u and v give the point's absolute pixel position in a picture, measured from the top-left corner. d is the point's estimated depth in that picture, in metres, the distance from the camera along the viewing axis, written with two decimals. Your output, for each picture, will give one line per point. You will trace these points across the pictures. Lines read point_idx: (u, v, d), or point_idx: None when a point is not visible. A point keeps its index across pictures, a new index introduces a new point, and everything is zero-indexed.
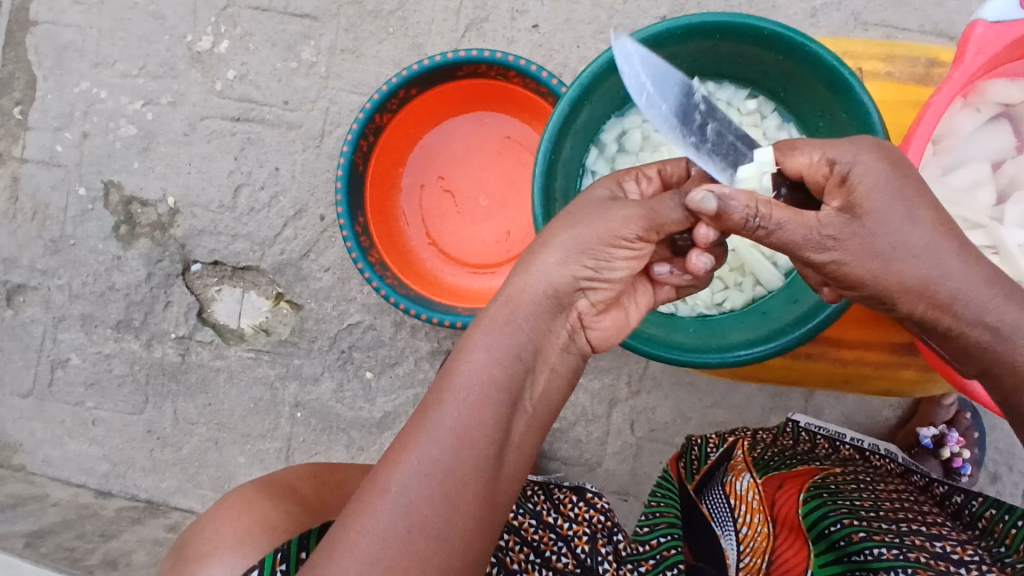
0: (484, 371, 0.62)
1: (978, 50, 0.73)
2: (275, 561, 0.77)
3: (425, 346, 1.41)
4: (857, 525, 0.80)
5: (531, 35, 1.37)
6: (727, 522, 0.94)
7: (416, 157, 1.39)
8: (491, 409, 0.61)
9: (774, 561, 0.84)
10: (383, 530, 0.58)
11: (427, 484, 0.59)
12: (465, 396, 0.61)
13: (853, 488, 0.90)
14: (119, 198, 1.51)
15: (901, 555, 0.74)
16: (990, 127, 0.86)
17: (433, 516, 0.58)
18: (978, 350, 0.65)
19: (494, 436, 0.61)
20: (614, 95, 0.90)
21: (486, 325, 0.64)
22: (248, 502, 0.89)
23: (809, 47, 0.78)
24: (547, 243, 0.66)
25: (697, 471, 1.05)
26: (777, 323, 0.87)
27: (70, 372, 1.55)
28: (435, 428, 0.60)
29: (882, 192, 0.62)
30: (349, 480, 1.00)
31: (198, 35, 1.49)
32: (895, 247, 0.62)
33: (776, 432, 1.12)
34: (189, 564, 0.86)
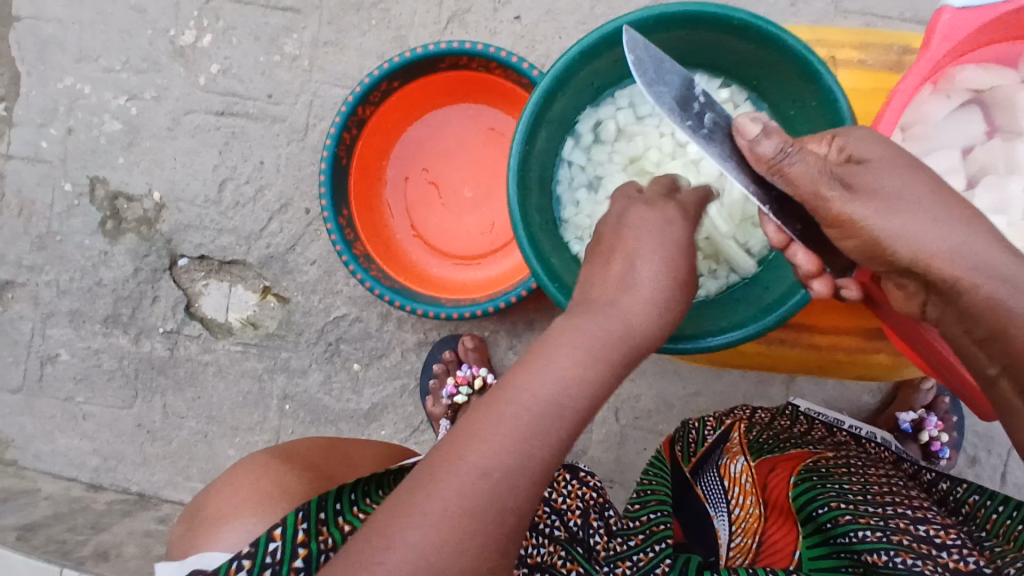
0: (584, 374, 0.61)
1: (945, 36, 0.74)
2: (297, 519, 0.75)
3: (412, 337, 1.43)
4: (844, 508, 0.81)
5: (513, 26, 1.38)
6: (721, 502, 0.97)
7: (399, 150, 1.40)
8: (578, 412, 0.60)
9: (764, 541, 0.87)
10: (458, 502, 0.55)
11: (507, 469, 0.56)
12: (562, 392, 0.60)
13: (844, 471, 0.91)
14: (105, 193, 1.52)
15: (884, 538, 0.76)
16: (962, 112, 0.86)
17: (510, 498, 0.56)
18: (978, 318, 0.60)
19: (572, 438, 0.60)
20: (590, 85, 0.90)
21: (592, 330, 0.63)
22: (267, 468, 0.91)
23: (779, 36, 0.78)
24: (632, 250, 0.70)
25: (694, 453, 1.06)
26: (748, 309, 0.88)
27: (59, 368, 1.56)
28: (527, 415, 0.58)
29: (882, 148, 0.65)
30: (355, 453, 1.03)
31: (181, 29, 1.49)
32: (902, 190, 0.63)
33: (774, 414, 1.16)
34: (204, 525, 0.85)
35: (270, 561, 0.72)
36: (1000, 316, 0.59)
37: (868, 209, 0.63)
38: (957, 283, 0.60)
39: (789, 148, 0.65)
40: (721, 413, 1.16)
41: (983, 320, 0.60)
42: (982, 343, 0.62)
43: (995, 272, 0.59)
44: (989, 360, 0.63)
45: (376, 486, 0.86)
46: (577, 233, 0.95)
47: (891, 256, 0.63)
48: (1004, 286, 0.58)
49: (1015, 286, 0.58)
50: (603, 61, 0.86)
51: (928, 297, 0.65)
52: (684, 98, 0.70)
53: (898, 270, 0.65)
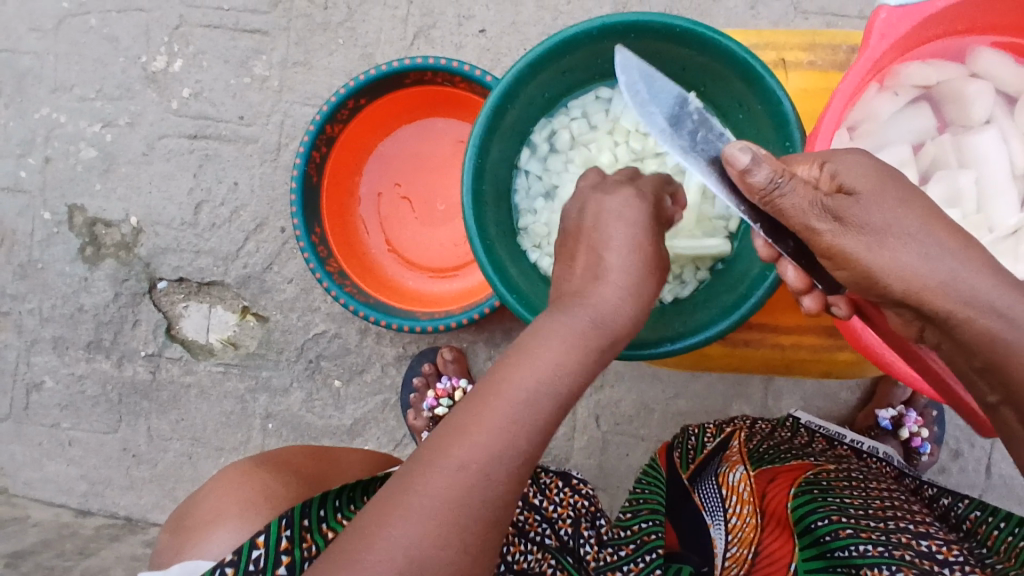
0: (557, 357, 0.62)
1: (882, 35, 0.74)
2: (280, 528, 0.76)
3: (391, 352, 1.43)
4: (844, 522, 0.82)
5: (478, 39, 1.39)
6: (718, 511, 0.96)
7: (370, 166, 1.41)
8: (556, 394, 0.61)
9: (760, 553, 0.87)
10: (433, 501, 0.56)
11: (485, 453, 0.58)
12: (533, 378, 0.61)
13: (845, 485, 0.92)
14: (83, 220, 1.53)
15: (885, 553, 0.76)
16: (910, 109, 0.86)
17: (483, 498, 0.57)
18: (973, 351, 0.59)
19: (550, 420, 0.61)
20: (541, 97, 0.90)
21: (564, 316, 0.64)
22: (252, 474, 0.92)
23: (720, 42, 0.79)
24: (608, 251, 0.68)
25: (692, 461, 1.06)
26: (707, 311, 0.88)
27: (45, 395, 1.57)
28: (499, 401, 0.60)
29: (873, 176, 0.62)
30: (343, 457, 1.05)
31: (152, 55, 1.50)
32: (891, 220, 0.60)
33: (774, 425, 1.17)
34: (194, 533, 0.88)
35: (253, 570, 0.74)
36: (996, 349, 0.57)
37: (857, 245, 0.61)
38: (951, 315, 0.58)
39: (780, 180, 0.62)
40: (721, 422, 1.18)
41: (979, 353, 0.59)
42: (982, 373, 0.60)
43: (991, 306, 0.57)
44: (991, 388, 0.60)
45: (363, 492, 0.87)
46: (535, 241, 0.96)
47: (884, 290, 0.62)
48: (999, 320, 0.56)
49: (1010, 322, 0.56)
50: (551, 72, 0.87)
51: (926, 325, 0.63)
52: (676, 116, 0.73)
53: (891, 301, 0.63)
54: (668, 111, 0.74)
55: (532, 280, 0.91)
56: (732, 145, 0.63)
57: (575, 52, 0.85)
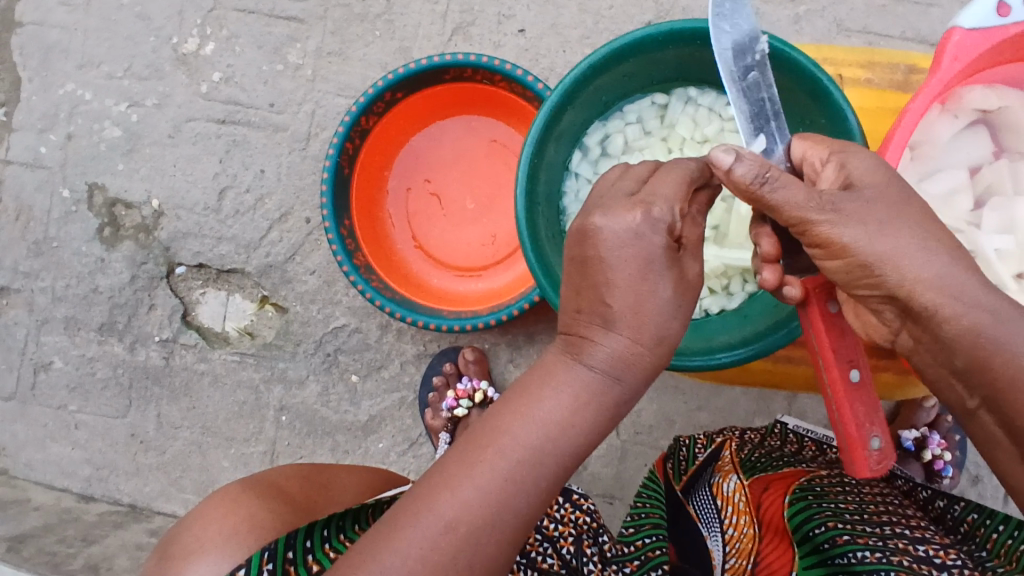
0: (551, 429, 0.61)
1: (954, 57, 0.74)
2: (263, 560, 0.75)
3: (411, 349, 1.42)
4: (841, 528, 0.82)
5: (517, 39, 1.38)
6: (714, 522, 0.98)
7: (401, 160, 1.39)
8: (549, 465, 0.61)
9: (760, 563, 0.88)
10: (427, 560, 0.58)
11: (475, 519, 0.59)
12: (527, 445, 0.60)
13: (839, 490, 0.92)
14: (103, 199, 1.50)
15: (884, 559, 0.76)
16: (967, 133, 0.86)
17: (481, 555, 0.59)
18: (955, 350, 0.60)
19: (543, 488, 0.61)
20: (597, 99, 0.89)
21: (564, 384, 0.62)
22: (237, 500, 0.89)
23: (788, 53, 0.78)
24: (633, 312, 0.61)
25: (685, 472, 1.08)
26: (758, 324, 0.87)
27: (52, 375, 1.54)
28: (491, 467, 0.60)
29: (876, 174, 0.62)
30: (336, 480, 1.01)
31: (184, 37, 1.48)
32: (892, 214, 0.60)
33: (764, 433, 1.16)
34: (175, 563, 0.84)
35: None
36: (980, 345, 0.59)
37: (859, 233, 0.59)
38: (939, 311, 0.59)
39: (767, 176, 0.61)
40: (713, 432, 1.18)
41: (961, 351, 0.60)
42: (961, 374, 0.62)
43: (974, 302, 0.59)
44: (971, 391, 0.62)
45: (354, 520, 0.85)
46: None
47: (878, 281, 0.61)
48: (986, 316, 0.58)
49: (995, 318, 0.58)
50: (612, 74, 0.86)
51: (905, 325, 0.64)
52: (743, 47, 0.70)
53: (881, 296, 0.62)
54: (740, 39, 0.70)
55: None
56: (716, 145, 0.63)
57: (637, 55, 0.84)
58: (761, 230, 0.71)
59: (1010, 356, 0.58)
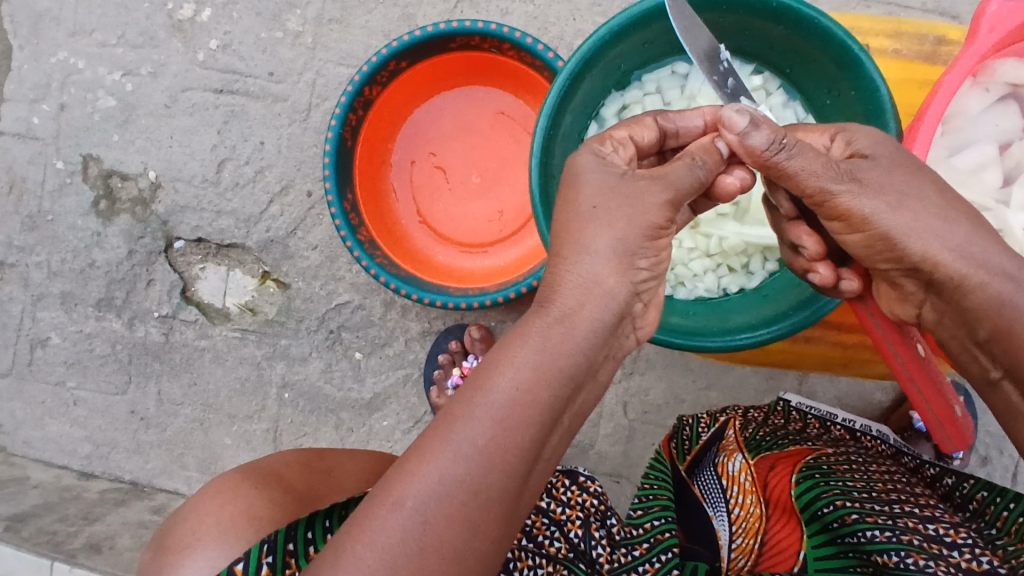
0: (511, 386, 0.57)
1: (991, 28, 0.70)
2: (262, 553, 0.75)
3: (416, 327, 1.39)
4: (850, 507, 0.81)
5: (525, 6, 1.33)
6: (719, 502, 0.97)
7: (406, 133, 1.35)
8: (511, 429, 0.56)
9: (766, 542, 0.88)
10: (381, 544, 0.54)
11: (434, 496, 0.55)
12: (488, 408, 0.56)
13: (845, 468, 0.91)
14: (98, 172, 1.46)
15: (893, 538, 0.75)
16: (998, 108, 0.83)
17: (441, 536, 0.55)
18: (979, 317, 0.60)
19: (510, 458, 0.56)
20: (616, 67, 0.85)
21: (525, 339, 0.59)
22: (234, 490, 0.88)
23: (818, 20, 0.74)
24: (569, 253, 0.63)
25: (689, 452, 1.06)
26: (777, 305, 0.84)
27: (50, 352, 1.51)
28: (448, 437, 0.56)
29: (885, 146, 0.64)
30: (339, 466, 0.99)
31: (180, 4, 1.43)
32: (909, 184, 0.61)
33: (766, 412, 1.14)
34: (174, 556, 0.84)
35: None
36: (1004, 314, 0.58)
37: (877, 204, 0.61)
38: (963, 281, 0.60)
39: (782, 141, 0.63)
40: (716, 412, 1.16)
41: (984, 320, 0.60)
42: (983, 345, 0.61)
43: (999, 270, 0.59)
44: (994, 362, 0.61)
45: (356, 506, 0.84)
46: None
47: (900, 255, 0.62)
48: (1009, 283, 0.58)
49: (1017, 285, 0.58)
50: (632, 41, 0.82)
51: (927, 299, 0.64)
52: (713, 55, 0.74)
53: (902, 269, 0.63)
54: (708, 46, 0.74)
55: None
56: (730, 109, 0.64)
57: (659, 21, 0.80)
58: (798, 227, 0.73)
59: None
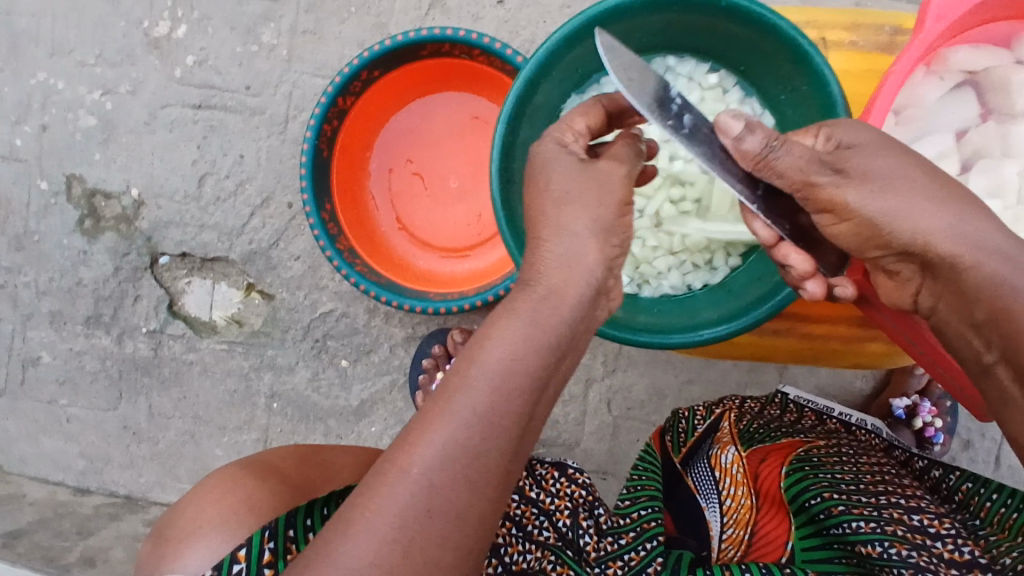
0: (501, 359, 0.58)
1: (937, 17, 0.71)
2: (263, 539, 0.76)
3: (400, 332, 1.40)
4: (837, 499, 0.82)
5: (496, 11, 1.34)
6: (712, 494, 0.97)
7: (382, 141, 1.37)
8: (506, 399, 0.58)
9: (756, 533, 0.89)
10: (387, 516, 0.56)
11: (434, 467, 0.56)
12: (482, 380, 0.58)
13: (835, 460, 0.92)
14: (82, 191, 1.48)
15: (878, 529, 0.76)
16: (955, 95, 0.84)
17: (444, 504, 0.56)
18: (975, 300, 0.60)
19: (506, 426, 0.58)
20: (573, 71, 0.86)
21: (514, 313, 0.60)
22: (232, 480, 0.89)
23: (766, 17, 0.74)
24: (549, 234, 0.64)
25: (684, 444, 1.07)
26: (740, 301, 0.84)
27: (41, 370, 1.53)
28: (444, 411, 0.57)
29: (870, 132, 0.63)
30: (332, 461, 1.00)
31: (155, 21, 1.44)
32: (894, 168, 0.62)
33: (764, 402, 1.15)
34: (172, 544, 0.85)
35: None
36: (1001, 294, 0.58)
37: (864, 193, 0.61)
38: (957, 262, 0.60)
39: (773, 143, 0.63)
40: (712, 402, 1.16)
41: (982, 303, 0.59)
42: (980, 328, 0.61)
43: (994, 249, 0.59)
44: (988, 346, 0.61)
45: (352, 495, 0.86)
46: None
47: (888, 239, 0.62)
48: (1007, 264, 0.58)
49: (1014, 266, 0.58)
50: (588, 45, 0.83)
51: (923, 282, 0.64)
52: (661, 98, 0.65)
53: (894, 254, 0.64)
54: (652, 91, 0.65)
55: None
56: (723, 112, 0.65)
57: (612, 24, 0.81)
58: (788, 246, 0.70)
59: None
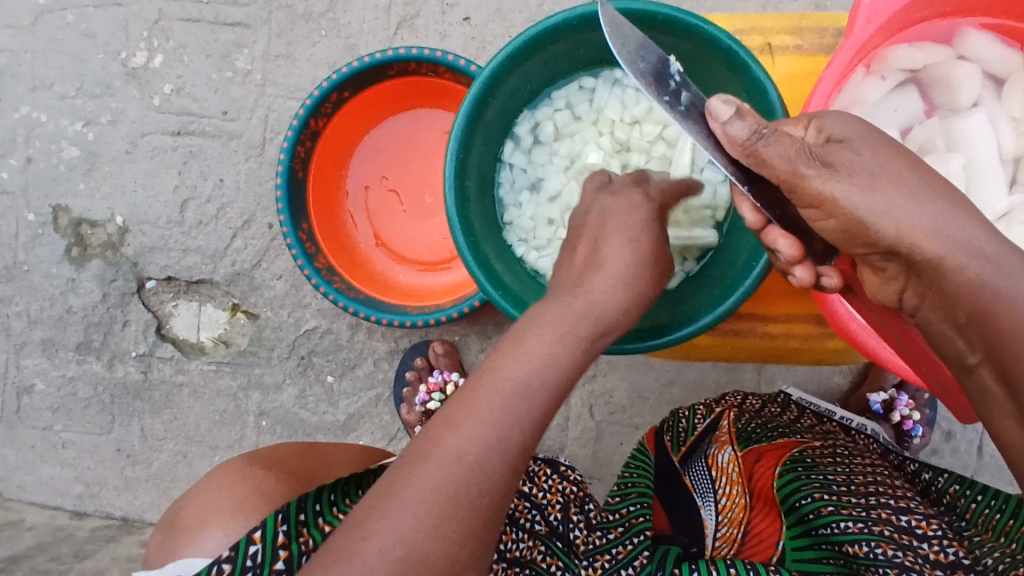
0: (549, 353, 0.64)
1: (867, 18, 0.73)
2: (277, 522, 0.74)
3: (383, 346, 1.43)
4: (827, 499, 0.83)
5: (463, 28, 1.36)
6: (708, 492, 0.97)
7: (357, 159, 1.39)
8: (550, 388, 0.63)
9: (749, 532, 0.90)
10: (437, 490, 0.57)
11: (485, 445, 0.59)
12: (530, 370, 0.63)
13: (829, 461, 0.93)
14: (68, 221, 1.51)
15: (865, 529, 0.78)
16: (898, 93, 0.85)
17: (489, 481, 0.59)
18: (956, 300, 0.57)
19: (546, 413, 0.63)
20: (522, 87, 0.89)
21: (557, 315, 0.67)
22: (240, 471, 0.91)
23: (702, 28, 0.77)
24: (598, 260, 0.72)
25: (683, 442, 1.05)
26: (692, 305, 0.86)
27: (36, 398, 1.56)
28: (494, 394, 0.61)
29: (858, 128, 0.62)
30: (332, 456, 1.02)
31: (132, 52, 1.48)
32: (883, 167, 0.60)
33: (765, 401, 1.16)
34: (184, 533, 0.87)
35: (250, 565, 0.71)
36: (983, 295, 0.55)
37: (851, 188, 0.59)
38: (942, 262, 0.57)
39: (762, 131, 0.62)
40: (712, 400, 1.16)
41: (961, 303, 0.57)
42: (961, 327, 0.58)
43: (976, 249, 0.56)
44: (971, 346, 0.58)
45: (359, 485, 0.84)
46: (521, 234, 0.96)
47: (874, 238, 0.60)
48: (989, 265, 0.56)
49: (998, 268, 0.55)
50: (535, 62, 0.86)
51: (908, 281, 0.62)
52: (660, 73, 0.67)
53: (879, 252, 0.61)
54: (652, 66, 0.68)
55: (522, 277, 0.91)
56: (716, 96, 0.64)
57: (556, 42, 0.84)
58: (775, 231, 0.68)
59: (1012, 305, 0.54)
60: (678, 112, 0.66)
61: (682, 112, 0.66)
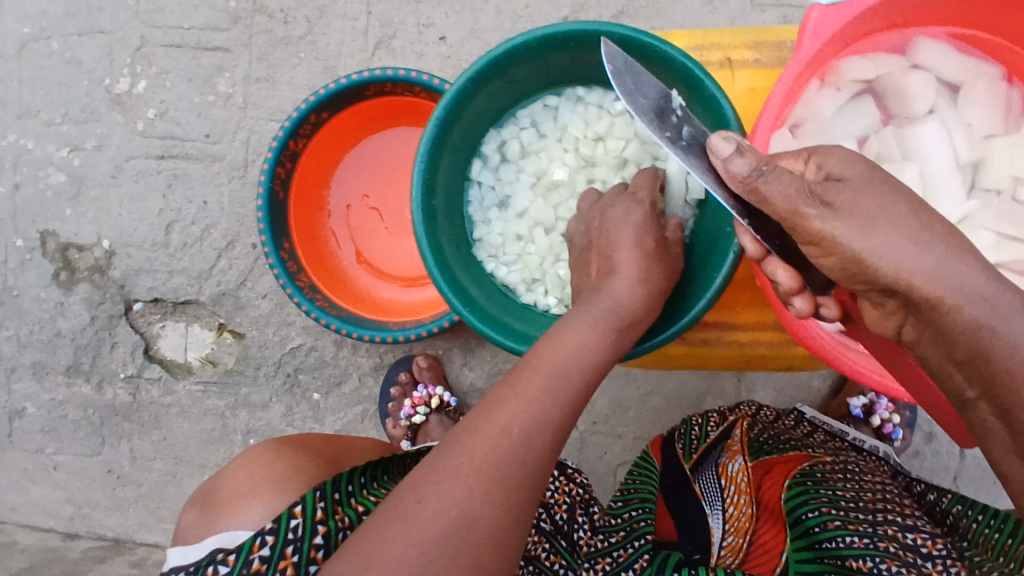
0: (579, 348, 0.70)
1: (815, 34, 0.75)
2: (315, 498, 0.71)
3: (367, 362, 1.44)
4: (834, 514, 0.83)
5: (439, 47, 1.39)
6: (715, 501, 0.99)
7: (337, 179, 1.41)
8: (581, 378, 0.68)
9: (755, 542, 0.90)
10: (486, 457, 0.59)
11: (530, 420, 0.62)
12: (564, 361, 0.68)
13: (839, 476, 0.92)
14: (56, 245, 1.53)
15: (870, 545, 0.78)
16: (854, 103, 0.87)
17: (534, 455, 0.61)
18: (954, 339, 0.59)
19: (579, 400, 0.67)
20: (488, 108, 0.91)
21: (583, 321, 0.74)
22: (268, 450, 0.87)
23: (658, 48, 0.79)
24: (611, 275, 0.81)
25: (695, 450, 1.06)
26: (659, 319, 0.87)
27: (26, 421, 1.57)
28: (535, 379, 0.66)
29: (859, 166, 0.63)
30: (356, 443, 1.01)
31: (115, 78, 1.50)
32: (882, 208, 0.61)
33: (779, 413, 1.19)
34: (217, 507, 0.80)
35: (292, 537, 0.69)
36: (981, 337, 0.57)
37: (851, 228, 0.60)
38: (940, 303, 0.58)
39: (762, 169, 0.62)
40: (727, 408, 1.19)
41: (960, 341, 0.58)
42: (960, 365, 0.60)
43: (973, 293, 0.57)
44: (970, 382, 0.60)
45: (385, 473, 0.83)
46: (491, 250, 0.98)
47: (872, 275, 0.61)
48: (985, 307, 0.57)
49: (995, 311, 0.57)
50: (498, 83, 0.88)
51: (906, 319, 0.63)
52: (661, 109, 0.69)
53: (879, 290, 0.62)
54: (653, 103, 0.69)
55: (497, 301, 0.93)
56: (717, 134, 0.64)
57: (518, 65, 0.86)
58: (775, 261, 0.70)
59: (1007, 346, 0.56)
60: (679, 147, 0.67)
61: (684, 148, 0.67)
